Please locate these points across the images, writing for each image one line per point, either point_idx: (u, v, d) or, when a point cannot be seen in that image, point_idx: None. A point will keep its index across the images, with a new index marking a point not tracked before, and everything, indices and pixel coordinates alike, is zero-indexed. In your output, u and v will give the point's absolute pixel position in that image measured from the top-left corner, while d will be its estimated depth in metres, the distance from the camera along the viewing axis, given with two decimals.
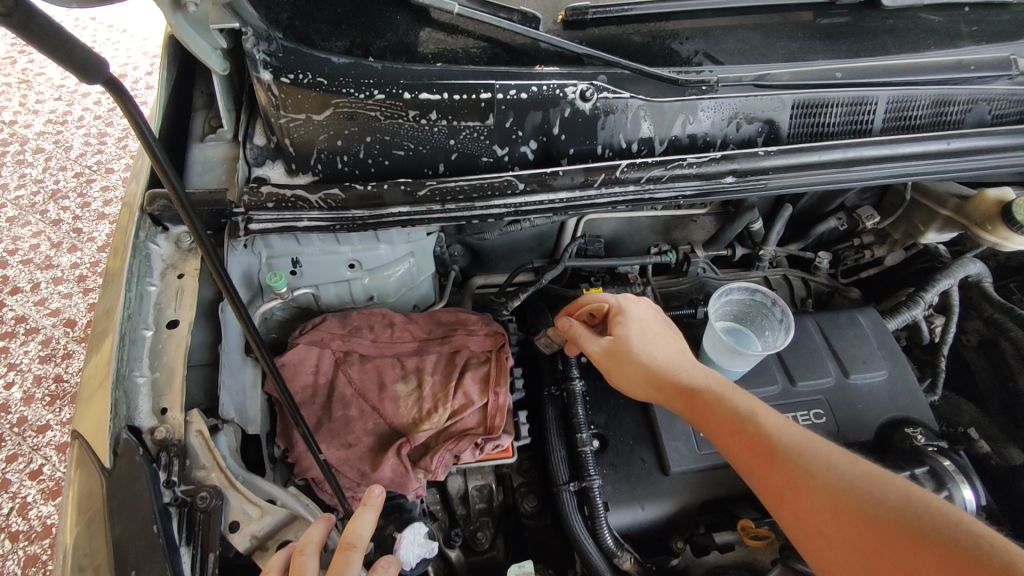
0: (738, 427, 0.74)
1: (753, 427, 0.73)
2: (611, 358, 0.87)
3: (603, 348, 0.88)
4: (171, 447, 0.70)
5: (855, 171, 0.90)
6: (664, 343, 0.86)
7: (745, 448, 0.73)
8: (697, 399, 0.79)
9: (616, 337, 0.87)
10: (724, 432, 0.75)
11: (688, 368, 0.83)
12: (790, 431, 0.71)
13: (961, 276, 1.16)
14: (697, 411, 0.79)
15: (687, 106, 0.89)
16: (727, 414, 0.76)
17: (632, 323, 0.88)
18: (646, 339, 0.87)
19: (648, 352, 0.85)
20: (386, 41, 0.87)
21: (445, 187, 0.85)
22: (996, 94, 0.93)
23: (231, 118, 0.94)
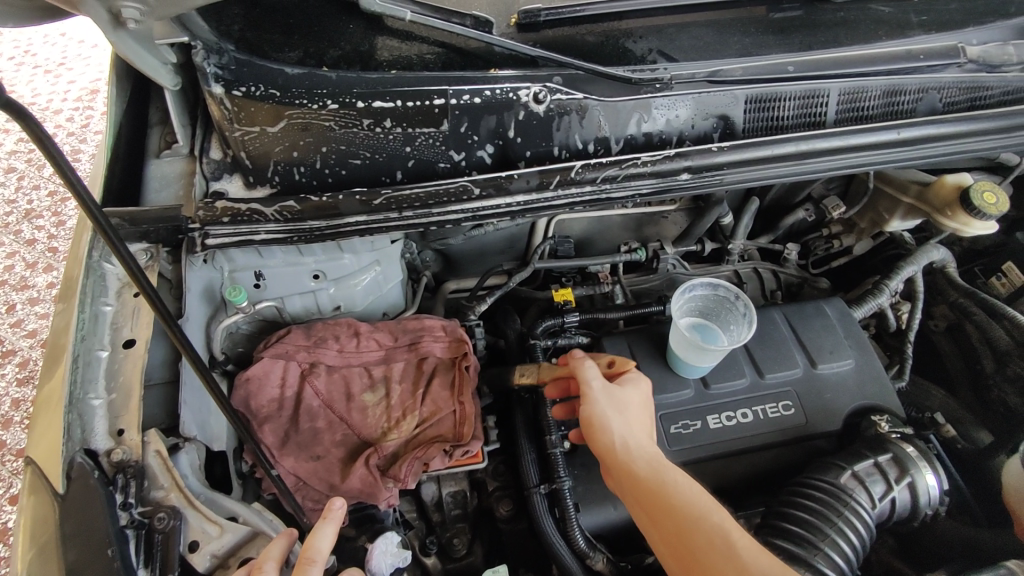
0: (696, 516, 0.69)
1: (715, 520, 0.68)
2: (605, 401, 0.80)
3: (603, 390, 0.81)
4: (127, 468, 0.69)
5: (810, 163, 0.90)
6: (642, 418, 0.81)
7: (699, 538, 0.67)
8: (661, 474, 0.73)
9: (622, 389, 0.82)
10: (679, 517, 0.69)
11: (656, 448, 0.78)
12: (748, 537, 0.67)
13: (925, 262, 1.18)
14: (656, 487, 0.72)
15: (641, 105, 0.90)
16: (686, 499, 0.70)
17: (637, 391, 0.83)
18: (635, 409, 0.81)
19: (634, 418, 0.80)
20: (341, 51, 0.88)
21: (401, 195, 0.85)
22: (945, 82, 0.94)
23: (186, 133, 0.93)
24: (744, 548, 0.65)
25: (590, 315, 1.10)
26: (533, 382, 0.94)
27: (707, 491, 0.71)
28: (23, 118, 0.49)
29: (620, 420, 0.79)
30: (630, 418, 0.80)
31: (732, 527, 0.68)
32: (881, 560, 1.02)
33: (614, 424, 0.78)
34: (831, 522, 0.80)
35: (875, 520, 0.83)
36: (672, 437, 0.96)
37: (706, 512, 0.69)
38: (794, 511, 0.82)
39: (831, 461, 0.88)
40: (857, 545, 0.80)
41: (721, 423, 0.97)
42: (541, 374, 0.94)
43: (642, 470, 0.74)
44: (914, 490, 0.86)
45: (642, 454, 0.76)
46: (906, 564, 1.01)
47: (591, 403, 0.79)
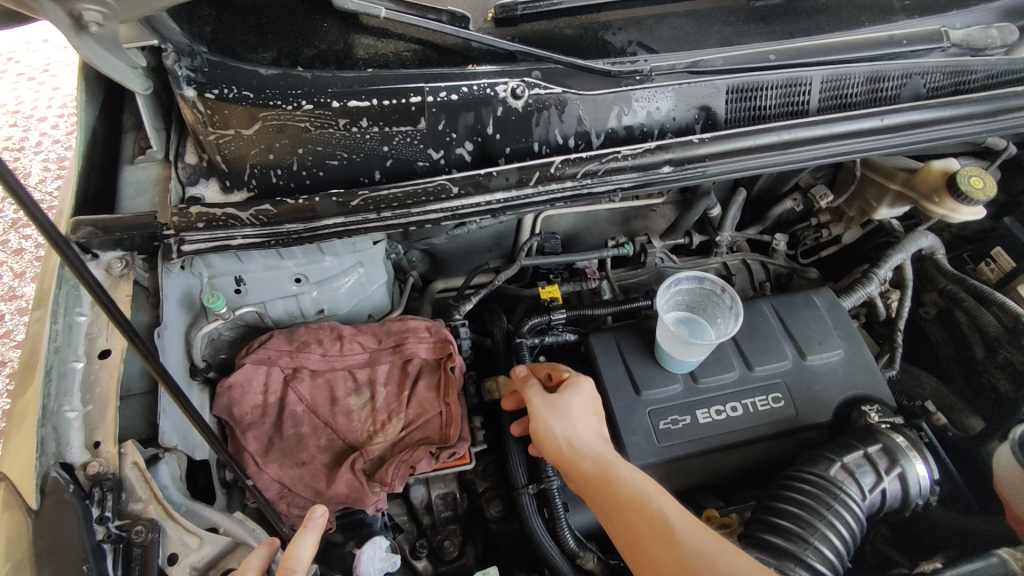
0: (637, 506, 0.71)
1: (655, 507, 0.70)
2: (546, 409, 0.83)
3: (541, 398, 0.84)
4: (104, 481, 0.68)
5: (795, 152, 0.89)
6: (592, 417, 0.83)
7: (642, 526, 0.69)
8: (606, 469, 0.76)
9: (561, 395, 0.84)
10: (622, 509, 0.71)
11: (606, 445, 0.80)
12: (689, 519, 0.69)
13: (914, 249, 1.17)
14: (601, 483, 0.75)
15: (621, 97, 0.89)
16: (630, 491, 0.72)
17: (579, 396, 0.85)
18: (580, 409, 0.84)
19: (580, 421, 0.82)
20: (316, 50, 0.86)
21: (379, 196, 0.83)
22: (928, 67, 0.94)
23: (161, 138, 0.92)
24: (684, 529, 0.68)
25: (577, 312, 1.08)
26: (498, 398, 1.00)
27: (650, 480, 0.73)
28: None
29: (564, 423, 0.81)
30: (574, 421, 0.82)
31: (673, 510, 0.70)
32: (875, 551, 1.03)
33: (558, 430, 0.81)
34: (821, 516, 0.79)
35: (865, 512, 0.83)
36: (662, 433, 0.95)
37: (647, 499, 0.71)
38: (780, 505, 0.82)
39: (819, 453, 0.87)
40: (847, 538, 0.79)
41: (711, 417, 0.96)
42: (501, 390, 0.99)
43: (589, 468, 0.77)
44: (903, 481, 0.85)
45: (589, 452, 0.78)
46: (899, 552, 1.02)
47: (534, 417, 0.82)
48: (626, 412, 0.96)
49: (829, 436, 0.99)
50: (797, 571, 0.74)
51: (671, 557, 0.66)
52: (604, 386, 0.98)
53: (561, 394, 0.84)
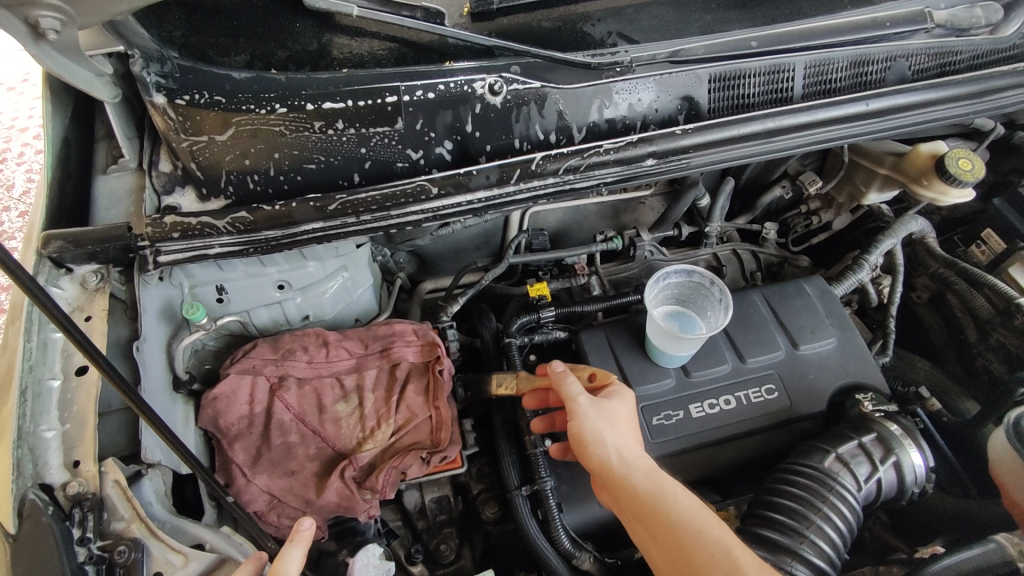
0: (696, 532, 0.67)
1: (716, 537, 0.67)
2: (596, 415, 0.78)
3: (590, 403, 0.79)
4: (84, 501, 0.67)
5: (778, 140, 0.88)
6: (636, 432, 0.80)
7: (700, 555, 0.66)
8: (661, 487, 0.71)
9: (611, 402, 0.80)
10: (679, 531, 0.67)
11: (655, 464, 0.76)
12: (751, 555, 0.66)
13: (904, 234, 1.15)
14: (655, 502, 0.70)
15: (601, 90, 0.87)
16: (687, 514, 0.69)
17: (626, 408, 0.81)
18: (624, 420, 0.80)
19: (627, 432, 0.78)
20: (289, 51, 0.84)
21: (357, 199, 0.82)
22: (913, 49, 0.92)
23: (133, 146, 0.90)
24: (749, 566, 0.65)
25: (567, 309, 1.07)
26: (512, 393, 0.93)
27: (707, 507, 0.70)
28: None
29: (614, 433, 0.77)
30: (622, 432, 0.78)
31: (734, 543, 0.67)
32: (875, 537, 1.04)
33: (607, 438, 0.76)
34: (816, 508, 0.78)
35: (861, 503, 0.82)
36: (655, 429, 0.94)
37: (709, 528, 0.67)
38: (775, 498, 0.81)
39: (814, 445, 0.86)
40: (844, 530, 0.78)
41: (704, 411, 0.95)
42: (519, 385, 0.92)
43: (641, 485, 0.72)
44: (898, 469, 0.85)
45: (641, 468, 0.74)
46: (897, 538, 1.02)
47: (582, 420, 0.77)
48: None
49: (824, 425, 0.98)
50: (793, 565, 0.74)
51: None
52: None
53: (610, 403, 0.80)
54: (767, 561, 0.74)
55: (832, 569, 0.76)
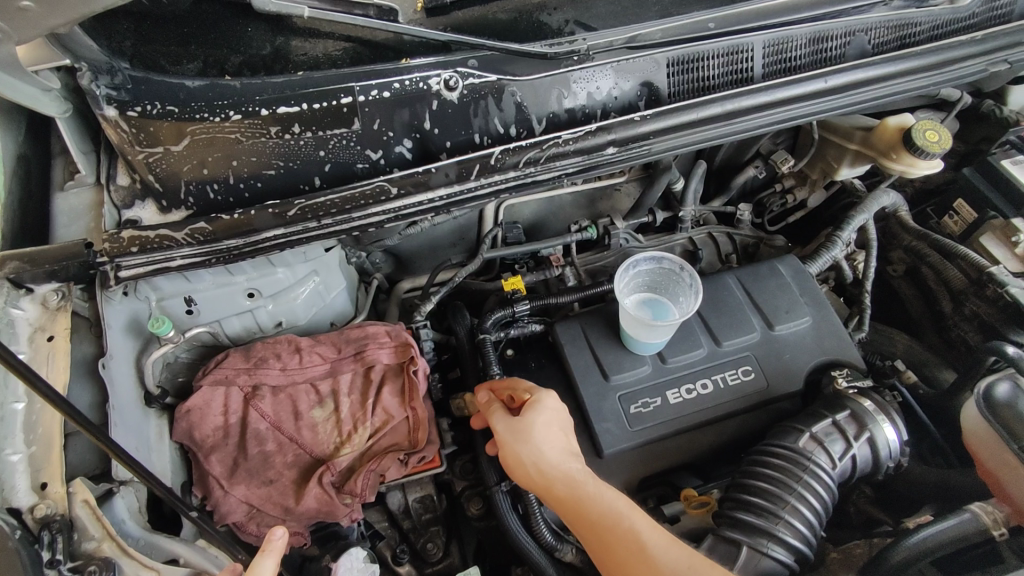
0: (612, 527, 0.71)
1: (628, 526, 0.70)
2: (511, 439, 0.80)
3: (505, 425, 0.81)
4: (53, 523, 0.66)
5: (738, 122, 0.87)
6: (559, 430, 0.81)
7: (617, 547, 0.69)
8: (577, 490, 0.74)
9: (524, 417, 0.80)
10: (597, 529, 0.71)
11: (576, 461, 0.78)
12: (663, 537, 0.69)
13: (876, 208, 1.15)
14: (574, 505, 0.74)
15: (559, 80, 0.86)
16: (602, 510, 0.72)
17: (544, 414, 0.81)
18: (545, 427, 0.80)
19: (545, 440, 0.79)
20: (243, 56, 0.83)
21: (316, 203, 0.81)
22: (872, 23, 0.92)
23: (90, 161, 0.88)
24: (664, 552, 0.68)
25: (542, 302, 1.07)
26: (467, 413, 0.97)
27: (623, 498, 0.73)
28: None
29: (531, 448, 0.78)
30: (541, 438, 0.79)
31: (649, 528, 0.70)
32: (860, 511, 1.02)
33: (524, 457, 0.78)
34: (792, 489, 0.79)
35: (837, 481, 0.82)
36: (633, 418, 0.93)
37: (622, 521, 0.70)
38: (752, 480, 0.81)
39: (790, 424, 0.86)
40: (818, 508, 0.79)
41: (682, 397, 0.95)
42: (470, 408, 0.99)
43: (559, 492, 0.75)
44: (873, 446, 0.85)
45: (558, 473, 0.76)
46: (883, 511, 1.01)
47: (500, 448, 0.80)
48: (596, 400, 0.94)
49: (802, 404, 0.98)
50: (770, 546, 0.75)
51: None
52: (572, 375, 0.97)
53: (524, 415, 0.81)
54: (744, 545, 0.75)
55: (808, 547, 0.77)
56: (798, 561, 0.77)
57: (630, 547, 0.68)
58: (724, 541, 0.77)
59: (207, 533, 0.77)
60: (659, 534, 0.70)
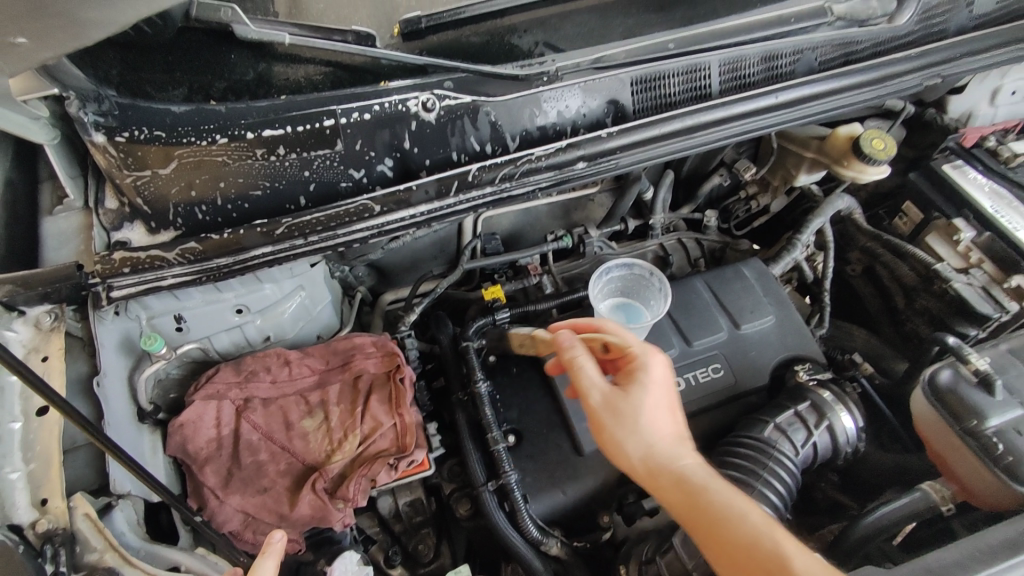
0: (750, 543, 0.64)
1: (770, 546, 0.63)
2: (613, 419, 0.74)
3: (604, 399, 0.75)
4: (55, 537, 0.69)
5: (698, 137, 0.93)
6: (671, 418, 0.76)
7: (757, 565, 0.63)
8: (701, 497, 0.68)
9: (627, 397, 0.74)
10: (731, 544, 0.65)
11: (692, 459, 0.73)
12: (814, 561, 0.62)
13: (833, 212, 1.22)
14: (701, 513, 0.67)
15: (531, 99, 0.91)
16: (738, 523, 0.65)
17: (647, 389, 0.75)
18: (654, 411, 0.74)
19: (655, 428, 0.73)
20: (228, 82, 0.88)
21: (302, 221, 0.85)
22: (818, 42, 0.99)
23: (77, 185, 0.91)
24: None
25: (521, 309, 1.11)
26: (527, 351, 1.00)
27: (760, 510, 0.66)
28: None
29: (637, 438, 0.72)
30: (653, 427, 0.73)
31: (795, 549, 0.63)
32: (826, 496, 1.06)
33: (630, 446, 0.72)
34: (758, 476, 0.84)
35: (800, 466, 0.88)
36: None
37: (762, 539, 0.64)
38: (723, 469, 0.86)
39: (755, 416, 0.93)
40: (784, 492, 0.85)
41: None
42: (535, 344, 0.98)
43: (677, 496, 0.69)
44: (832, 433, 0.91)
45: (677, 473, 0.71)
46: (847, 495, 1.06)
47: (599, 426, 0.74)
48: (575, 401, 1.00)
49: (768, 397, 1.04)
50: None
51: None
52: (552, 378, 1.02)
53: (630, 392, 0.75)
54: None
55: None
56: None
57: (774, 570, 0.61)
58: None
59: (208, 539, 0.79)
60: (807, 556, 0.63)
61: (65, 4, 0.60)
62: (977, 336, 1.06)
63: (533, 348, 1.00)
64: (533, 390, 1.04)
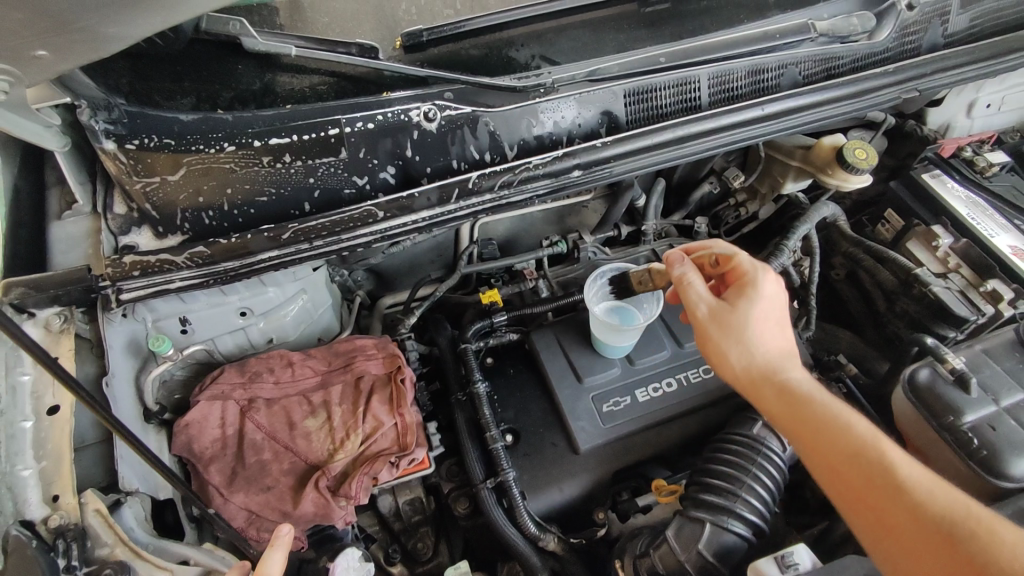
0: (843, 436, 0.75)
1: (861, 440, 0.73)
2: (718, 330, 0.86)
3: (710, 313, 0.87)
4: (67, 532, 0.71)
5: (688, 147, 0.97)
6: (778, 333, 0.86)
7: (845, 454, 0.73)
8: (799, 398, 0.80)
9: (732, 311, 0.86)
10: (824, 436, 0.75)
11: (798, 372, 0.83)
12: (901, 455, 0.72)
13: (818, 219, 1.26)
14: (798, 410, 0.80)
15: (528, 110, 0.94)
16: (834, 420, 0.76)
17: (756, 305, 0.87)
18: (758, 326, 0.86)
19: (758, 340, 0.85)
20: (234, 91, 0.91)
21: (308, 226, 0.87)
22: (801, 57, 1.03)
23: (86, 191, 0.93)
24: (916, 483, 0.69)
25: (517, 312, 1.14)
26: (647, 288, 1.02)
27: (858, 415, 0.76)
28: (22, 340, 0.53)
29: (739, 347, 0.85)
30: (755, 339, 0.85)
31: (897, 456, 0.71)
32: (816, 496, 1.10)
33: (732, 353, 0.85)
34: (747, 471, 0.88)
35: (786, 461, 0.93)
36: (606, 415, 1.02)
37: (854, 435, 0.74)
38: (713, 464, 0.90)
39: (744, 414, 0.96)
40: (771, 487, 0.89)
41: (649, 395, 1.04)
42: (654, 280, 1.01)
43: (775, 397, 0.82)
44: None
45: (779, 382, 0.82)
46: (839, 495, 1.07)
47: (704, 333, 0.86)
48: (571, 401, 1.03)
49: None
50: (730, 521, 0.84)
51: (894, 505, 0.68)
52: (548, 379, 1.05)
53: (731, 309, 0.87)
54: (707, 522, 0.84)
55: (763, 521, 0.87)
56: (754, 535, 0.86)
57: (863, 458, 0.72)
58: (688, 521, 0.86)
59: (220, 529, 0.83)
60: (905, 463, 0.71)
61: (86, 21, 0.63)
62: (955, 338, 1.10)
63: (652, 284, 1.02)
64: (530, 391, 1.07)
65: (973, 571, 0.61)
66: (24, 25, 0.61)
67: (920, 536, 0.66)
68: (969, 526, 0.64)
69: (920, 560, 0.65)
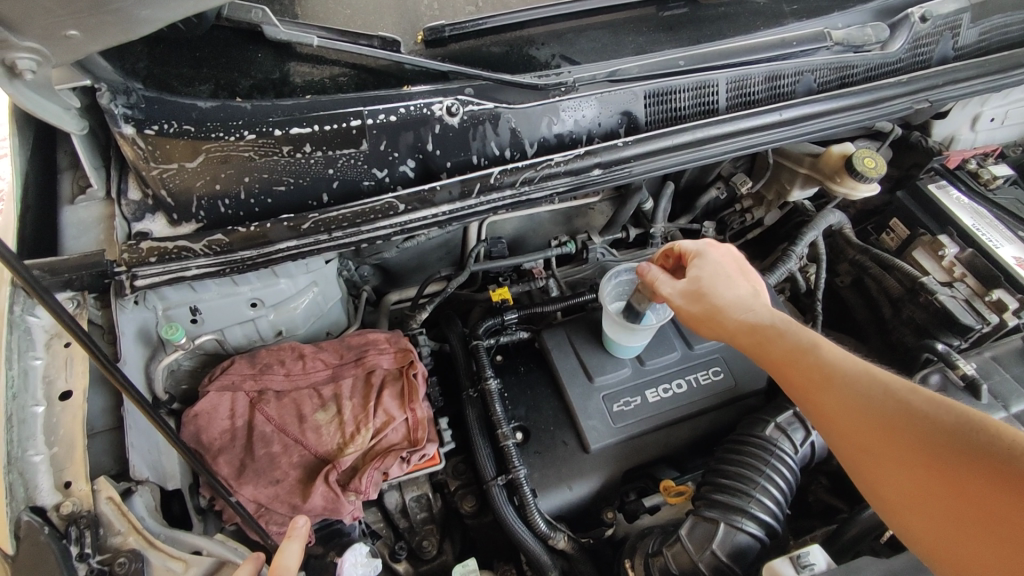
0: (800, 361, 0.75)
1: (816, 360, 0.73)
2: (686, 297, 0.87)
3: (676, 286, 0.88)
4: (79, 519, 0.70)
5: (705, 149, 0.98)
6: (744, 285, 0.86)
7: (807, 380, 0.73)
8: (762, 334, 0.79)
9: (690, 273, 0.88)
10: (787, 368, 0.75)
11: (760, 308, 0.83)
12: (855, 365, 0.71)
13: (825, 226, 1.28)
14: (763, 346, 0.79)
15: (549, 108, 0.95)
16: (791, 347, 0.76)
17: (708, 264, 0.89)
18: (716, 276, 0.87)
19: (720, 290, 0.85)
20: (252, 80, 0.89)
21: (328, 217, 0.87)
22: (817, 65, 1.04)
23: (101, 176, 0.91)
24: (884, 400, 0.66)
25: (528, 310, 1.14)
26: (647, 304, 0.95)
27: (806, 332, 0.76)
28: (47, 301, 0.57)
29: (705, 303, 0.85)
30: (718, 290, 0.85)
31: (864, 377, 0.69)
32: (819, 499, 1.11)
33: (701, 312, 0.85)
34: (760, 471, 0.89)
35: (799, 463, 0.93)
36: (616, 415, 1.02)
37: (808, 357, 0.74)
38: (723, 464, 0.92)
39: (757, 416, 0.97)
40: (783, 488, 0.90)
41: (659, 396, 1.04)
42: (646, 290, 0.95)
43: (746, 341, 0.81)
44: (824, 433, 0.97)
45: (738, 322, 0.82)
46: (839, 498, 1.09)
47: (677, 308, 0.88)
48: (581, 399, 1.03)
49: (765, 400, 1.10)
50: (743, 521, 0.85)
51: (864, 430, 0.66)
52: (559, 378, 1.06)
53: (692, 277, 0.88)
54: (719, 521, 0.85)
55: (775, 522, 0.87)
56: (766, 536, 0.87)
57: (819, 377, 0.72)
58: (702, 520, 0.86)
59: (235, 517, 0.82)
60: (871, 382, 0.68)
61: (123, 3, 0.63)
62: (959, 347, 1.12)
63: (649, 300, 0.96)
64: (541, 389, 1.07)
65: (932, 463, 0.60)
66: (57, 3, 0.60)
67: (890, 453, 0.64)
68: (922, 418, 0.63)
69: (902, 487, 0.63)
